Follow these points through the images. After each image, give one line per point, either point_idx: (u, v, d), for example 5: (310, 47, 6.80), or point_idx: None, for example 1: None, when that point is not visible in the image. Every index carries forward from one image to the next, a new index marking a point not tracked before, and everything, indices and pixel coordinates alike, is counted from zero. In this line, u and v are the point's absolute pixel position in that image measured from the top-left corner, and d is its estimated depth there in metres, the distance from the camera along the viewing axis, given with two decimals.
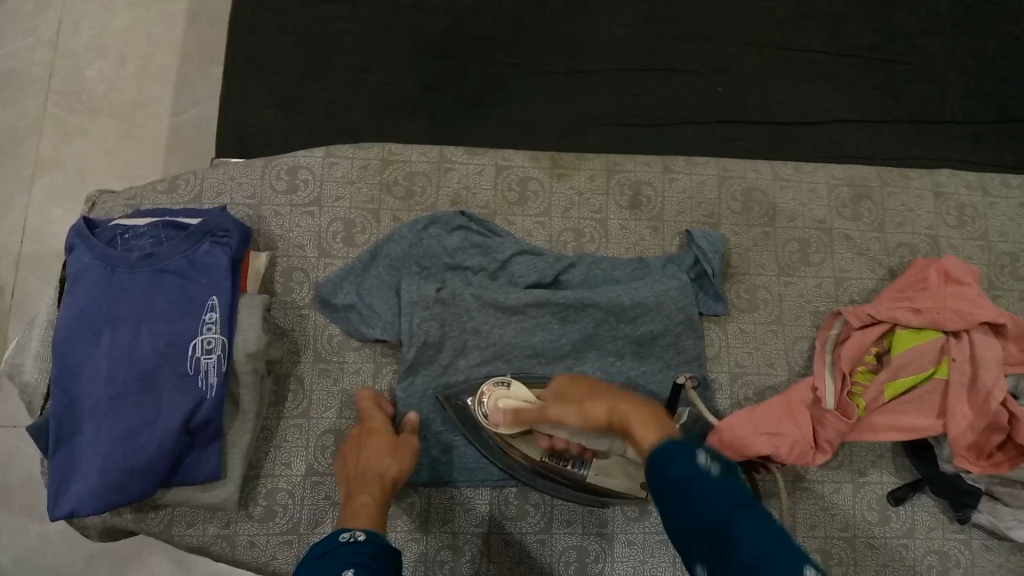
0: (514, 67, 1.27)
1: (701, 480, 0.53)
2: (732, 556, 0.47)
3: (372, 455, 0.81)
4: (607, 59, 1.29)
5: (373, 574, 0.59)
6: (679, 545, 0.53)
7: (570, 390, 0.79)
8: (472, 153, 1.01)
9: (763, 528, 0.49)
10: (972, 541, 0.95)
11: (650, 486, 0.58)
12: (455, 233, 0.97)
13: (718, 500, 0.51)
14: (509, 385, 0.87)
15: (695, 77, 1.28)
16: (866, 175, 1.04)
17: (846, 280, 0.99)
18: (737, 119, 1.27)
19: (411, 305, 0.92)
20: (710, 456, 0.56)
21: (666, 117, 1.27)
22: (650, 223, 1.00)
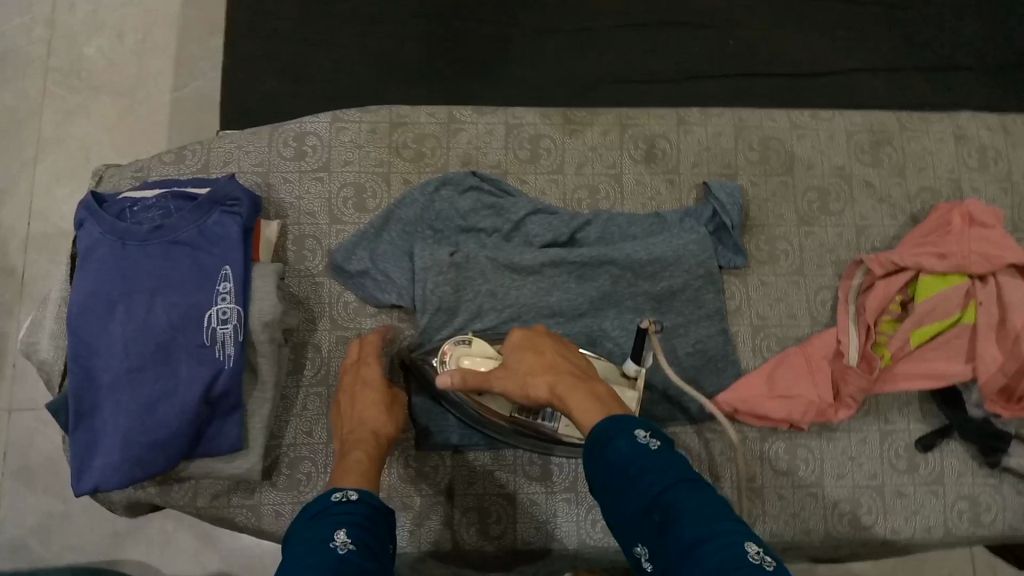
0: (519, 25, 1.24)
1: (640, 460, 0.57)
2: (672, 534, 0.51)
3: (358, 411, 0.83)
4: (614, 14, 1.26)
5: (364, 534, 0.61)
6: (622, 523, 0.58)
7: (523, 355, 0.75)
8: (481, 112, 0.99)
9: (699, 502, 0.53)
10: (1003, 486, 0.93)
11: (594, 464, 0.61)
12: (467, 194, 0.95)
13: (657, 478, 0.55)
14: (470, 343, 0.82)
15: (705, 29, 1.25)
16: (885, 120, 1.01)
17: (867, 228, 0.97)
18: (749, 71, 1.24)
19: (424, 270, 0.91)
20: (645, 431, 0.59)
21: (676, 72, 1.24)
22: (666, 177, 0.98)
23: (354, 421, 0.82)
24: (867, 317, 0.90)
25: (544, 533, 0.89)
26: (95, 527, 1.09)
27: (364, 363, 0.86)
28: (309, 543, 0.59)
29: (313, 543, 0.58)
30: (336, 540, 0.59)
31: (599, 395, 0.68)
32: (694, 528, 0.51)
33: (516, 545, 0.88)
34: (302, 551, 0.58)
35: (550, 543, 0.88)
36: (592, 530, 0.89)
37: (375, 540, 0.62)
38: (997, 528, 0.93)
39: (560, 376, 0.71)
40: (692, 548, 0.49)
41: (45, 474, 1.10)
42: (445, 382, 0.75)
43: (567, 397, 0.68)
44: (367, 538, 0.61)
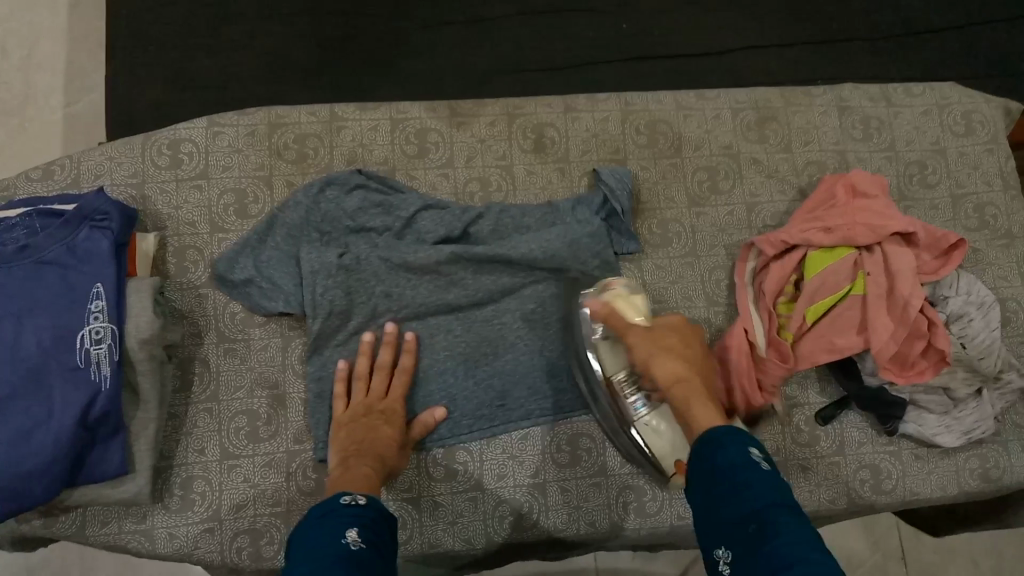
0: (412, 20, 1.22)
1: (746, 473, 0.59)
2: (767, 543, 0.52)
3: (376, 433, 0.82)
4: (508, 3, 1.25)
5: (372, 536, 0.62)
6: (712, 527, 0.59)
7: (671, 333, 0.82)
8: (364, 108, 0.97)
9: (800, 526, 0.53)
10: (900, 451, 0.96)
11: (701, 467, 0.64)
12: (354, 192, 0.93)
13: (762, 494, 0.56)
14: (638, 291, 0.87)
15: (598, 14, 1.25)
16: (770, 97, 1.02)
17: (757, 205, 0.98)
18: (644, 55, 1.24)
19: (313, 275, 0.88)
20: (759, 451, 0.62)
21: (572, 59, 1.23)
22: (557, 165, 0.98)
23: (359, 433, 0.82)
24: (767, 301, 0.91)
25: (450, 535, 0.87)
26: (0, 565, 1.05)
27: (401, 367, 0.88)
28: (321, 538, 0.59)
29: (325, 539, 0.59)
30: (347, 537, 0.60)
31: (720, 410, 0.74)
32: (790, 543, 0.51)
33: (422, 550, 0.86)
34: (323, 543, 0.59)
35: (457, 544, 0.87)
36: (499, 528, 0.88)
37: (381, 543, 0.63)
38: (898, 492, 0.94)
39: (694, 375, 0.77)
40: (788, 560, 0.50)
41: None
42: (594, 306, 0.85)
43: (692, 392, 0.74)
44: (374, 540, 0.62)
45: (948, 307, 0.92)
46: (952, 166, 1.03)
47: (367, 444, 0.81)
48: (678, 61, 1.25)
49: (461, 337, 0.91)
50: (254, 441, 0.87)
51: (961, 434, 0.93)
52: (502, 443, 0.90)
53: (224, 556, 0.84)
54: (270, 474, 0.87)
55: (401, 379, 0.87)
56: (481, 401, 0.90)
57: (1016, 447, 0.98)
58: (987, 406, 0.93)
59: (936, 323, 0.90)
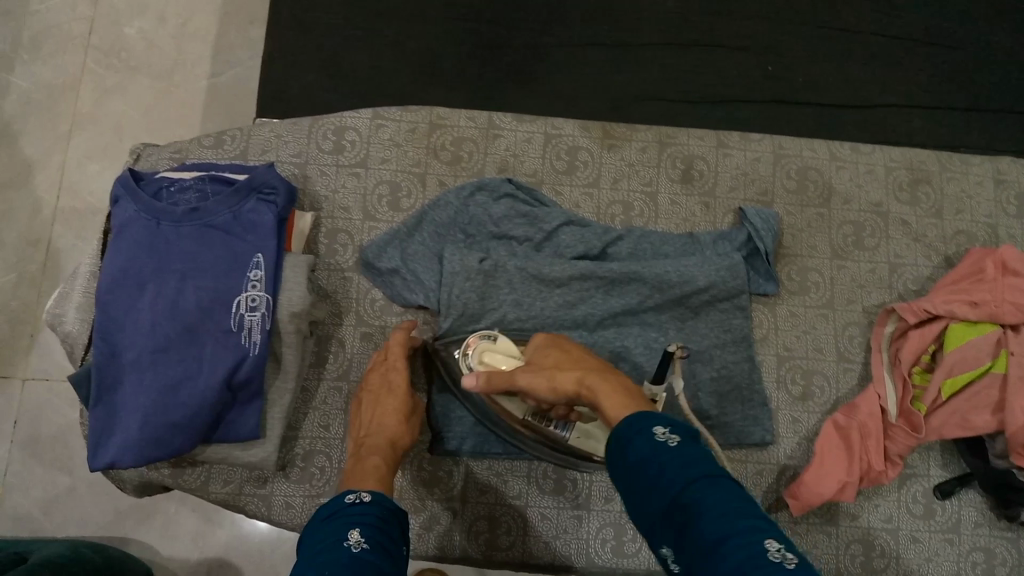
0: (560, 37, 1.26)
1: (660, 461, 0.52)
2: (695, 535, 0.47)
3: (375, 412, 0.81)
4: (656, 33, 1.27)
5: (378, 535, 0.59)
6: (647, 525, 0.53)
7: (547, 353, 0.75)
8: (521, 120, 0.99)
9: (720, 499, 0.48)
10: (1018, 539, 0.92)
11: (618, 466, 0.56)
12: (502, 201, 0.94)
13: (676, 475, 0.50)
14: (495, 341, 0.81)
15: (744, 54, 1.26)
16: (928, 158, 1.00)
17: (901, 267, 0.96)
18: (785, 100, 1.25)
19: (453, 275, 0.90)
20: (664, 427, 0.54)
21: (714, 94, 1.25)
22: (701, 199, 0.98)
23: (360, 415, 0.82)
24: (903, 369, 0.90)
25: (552, 548, 0.88)
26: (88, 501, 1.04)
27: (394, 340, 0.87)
28: (318, 546, 0.56)
29: (324, 543, 0.56)
30: (350, 539, 0.57)
31: (628, 388, 0.64)
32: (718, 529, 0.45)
33: (524, 559, 0.88)
34: (315, 549, 0.56)
35: (558, 559, 0.88)
36: (601, 550, 0.88)
37: (390, 542, 0.59)
38: None
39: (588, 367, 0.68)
40: (716, 551, 0.45)
41: (41, 452, 1.06)
42: (470, 383, 0.75)
43: (596, 385, 0.65)
44: (382, 539, 0.58)
45: None
46: None
47: (363, 419, 0.81)
48: (818, 110, 1.26)
49: None
50: None
51: None
52: None
53: None
54: None
55: (396, 350, 0.85)
56: None
57: None
58: None
59: None
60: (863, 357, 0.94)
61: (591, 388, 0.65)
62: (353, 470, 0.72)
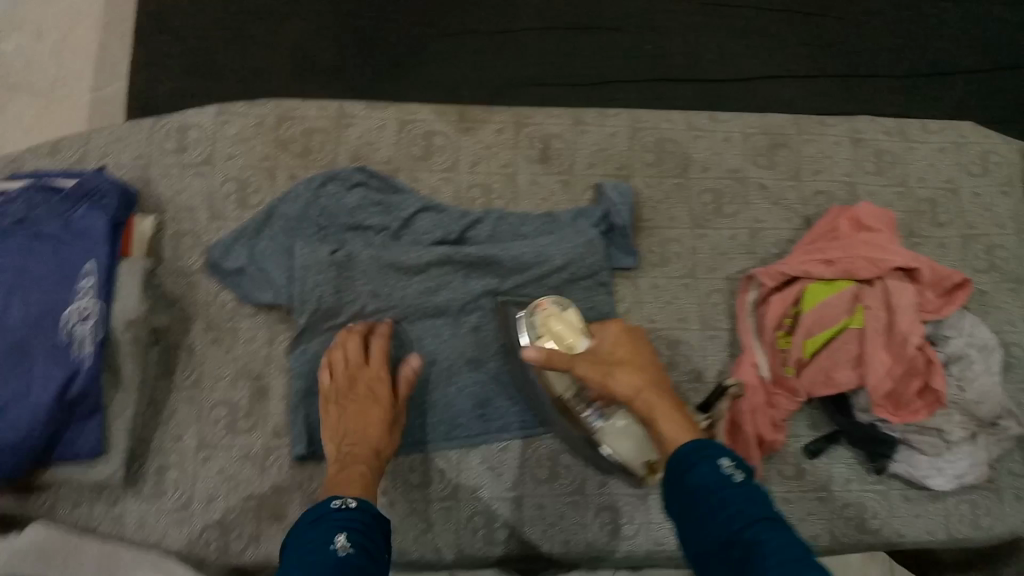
0: (437, 28, 1.23)
1: (723, 492, 0.60)
2: (753, 565, 0.55)
3: (361, 416, 0.81)
4: (536, 16, 1.26)
5: (362, 539, 0.62)
6: (699, 549, 0.61)
7: (616, 345, 0.79)
8: (373, 107, 0.96)
9: (778, 540, 0.56)
10: (888, 491, 0.92)
11: (677, 485, 0.65)
12: (354, 190, 0.91)
13: (739, 513, 0.59)
14: (565, 309, 0.83)
15: (624, 33, 1.26)
16: (786, 121, 1.00)
17: (760, 231, 0.96)
18: (667, 76, 1.26)
19: (304, 270, 0.86)
20: (730, 461, 0.63)
21: (598, 74, 1.25)
22: (561, 177, 0.96)
23: (347, 415, 0.82)
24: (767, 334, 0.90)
25: (422, 541, 0.84)
26: None
27: (380, 332, 0.87)
28: (310, 547, 0.59)
29: (314, 545, 0.59)
30: (336, 542, 0.60)
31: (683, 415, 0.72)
32: (780, 562, 0.54)
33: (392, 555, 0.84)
34: (306, 554, 0.59)
35: (428, 554, 0.84)
36: (472, 539, 0.85)
37: (375, 545, 0.63)
38: (883, 534, 0.91)
39: (650, 381, 0.75)
40: None
41: None
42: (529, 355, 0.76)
43: (659, 403, 0.73)
44: (366, 544, 0.62)
45: (948, 347, 0.92)
46: (963, 208, 1.00)
47: (345, 428, 0.81)
48: (701, 83, 1.26)
49: (448, 345, 0.89)
50: (233, 433, 0.86)
51: (952, 478, 0.90)
52: (482, 452, 0.88)
53: (190, 548, 0.83)
54: (245, 467, 0.85)
55: (378, 344, 0.86)
56: (461, 410, 0.88)
57: (1010, 493, 0.94)
58: (981, 451, 0.90)
59: (934, 361, 0.87)
60: (728, 323, 0.95)
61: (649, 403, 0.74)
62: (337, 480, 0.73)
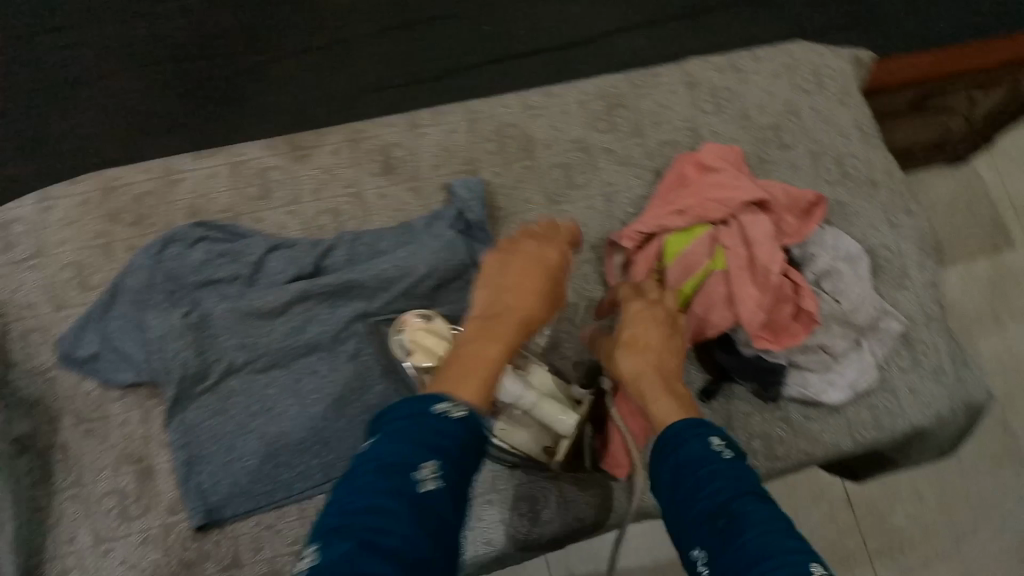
0: (276, 53, 1.22)
1: (714, 465, 0.66)
2: (741, 534, 0.60)
3: (523, 292, 0.83)
4: (368, 23, 1.25)
5: (451, 469, 0.60)
6: (682, 525, 0.66)
7: (649, 317, 0.84)
8: (200, 157, 0.93)
9: (765, 515, 0.61)
10: (789, 416, 0.93)
11: (664, 459, 0.70)
12: (196, 246, 0.89)
13: (728, 489, 0.64)
14: (431, 319, 0.82)
15: (460, 22, 1.27)
16: (616, 81, 1.01)
17: (614, 193, 0.96)
18: (509, 55, 1.26)
19: (160, 339, 0.84)
20: (720, 439, 0.69)
21: (441, 67, 1.25)
22: (408, 184, 0.95)
23: (517, 280, 0.83)
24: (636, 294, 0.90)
25: None
26: None
27: (530, 236, 0.88)
28: (396, 469, 0.57)
29: (396, 470, 0.57)
30: (422, 469, 0.58)
31: (681, 397, 0.77)
32: (763, 534, 0.59)
33: None
34: (390, 467, 0.57)
35: None
36: None
37: (457, 474, 0.61)
38: (792, 458, 0.92)
39: (655, 365, 0.80)
40: (758, 558, 0.57)
41: None
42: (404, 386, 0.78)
43: (656, 387, 0.78)
44: (451, 475, 0.60)
45: (816, 264, 0.93)
46: (806, 125, 1.01)
47: (507, 294, 0.82)
48: (545, 55, 1.27)
49: (329, 380, 0.87)
50: (127, 520, 0.82)
51: (845, 388, 0.92)
52: None
53: None
54: (147, 552, 0.82)
55: (543, 240, 0.88)
56: (356, 440, 0.86)
57: (905, 390, 0.95)
58: (866, 356, 0.93)
59: (801, 285, 0.88)
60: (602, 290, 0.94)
61: (652, 386, 0.78)
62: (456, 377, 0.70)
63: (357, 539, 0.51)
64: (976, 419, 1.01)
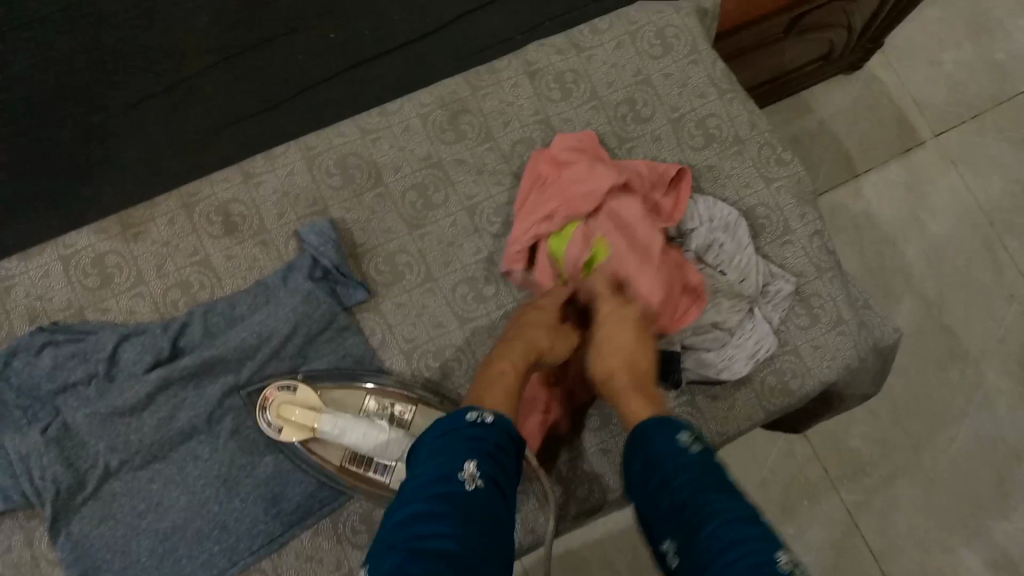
0: (106, 107, 1.02)
1: (682, 455, 0.61)
2: (705, 530, 0.55)
3: (534, 316, 0.83)
4: (203, 53, 1.06)
5: (494, 470, 0.58)
6: (653, 522, 0.61)
7: (611, 315, 0.81)
8: (27, 257, 0.88)
9: (735, 507, 0.56)
10: (694, 399, 0.90)
11: (634, 451, 0.66)
12: (43, 353, 0.84)
13: (696, 479, 0.59)
14: (294, 390, 0.83)
15: (302, 28, 1.08)
16: (453, 89, 0.98)
17: (476, 205, 0.94)
18: (367, 57, 1.09)
19: (22, 461, 0.79)
20: (689, 431, 0.64)
21: (292, 87, 1.06)
22: (257, 240, 0.91)
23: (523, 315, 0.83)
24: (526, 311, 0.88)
25: None
26: None
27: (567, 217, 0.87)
28: (434, 475, 0.56)
29: (439, 475, 0.56)
30: (465, 472, 0.56)
31: (650, 394, 0.73)
32: (729, 527, 0.54)
33: None
34: (431, 477, 0.55)
35: None
36: None
37: (503, 477, 0.59)
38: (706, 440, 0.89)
39: (629, 362, 0.77)
40: (725, 549, 0.53)
41: None
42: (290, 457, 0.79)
43: (624, 383, 0.75)
44: (498, 477, 0.58)
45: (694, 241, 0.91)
46: (661, 93, 0.99)
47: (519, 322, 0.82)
48: (406, 48, 1.10)
49: (212, 461, 0.82)
50: None
51: (747, 359, 0.87)
52: (293, 549, 0.81)
53: None
54: None
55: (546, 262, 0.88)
56: (255, 518, 0.81)
57: (807, 347, 0.92)
58: (761, 324, 0.89)
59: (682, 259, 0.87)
60: (482, 307, 0.90)
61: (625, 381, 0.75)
62: (483, 389, 0.72)
63: (406, 548, 0.49)
64: (887, 355, 0.99)
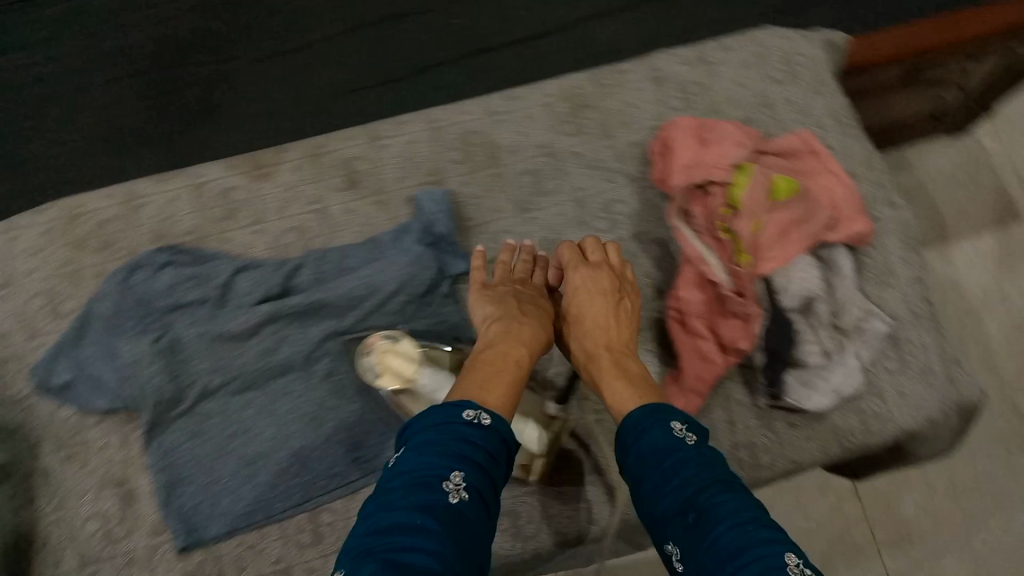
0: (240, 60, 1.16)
1: (683, 451, 0.63)
2: (710, 530, 0.56)
3: (528, 301, 0.83)
4: (333, 23, 1.18)
5: (479, 480, 0.58)
6: (655, 522, 0.62)
7: (591, 303, 0.82)
8: (161, 181, 0.95)
9: (736, 506, 0.58)
10: (774, 424, 0.90)
11: (628, 452, 0.67)
12: (163, 270, 0.89)
13: (697, 477, 0.61)
14: (398, 340, 0.84)
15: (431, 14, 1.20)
16: (578, 85, 1.01)
17: (585, 198, 0.96)
18: (483, 48, 1.20)
19: (133, 364, 0.84)
20: (681, 424, 0.66)
21: (411, 65, 1.18)
22: (374, 198, 0.95)
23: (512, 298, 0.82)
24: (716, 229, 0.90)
25: None
26: None
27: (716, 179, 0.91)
28: (412, 481, 0.56)
29: (417, 481, 0.56)
30: (451, 480, 0.56)
31: (636, 380, 0.75)
32: (735, 528, 0.55)
33: None
34: (415, 480, 0.56)
35: None
36: None
37: (489, 483, 0.59)
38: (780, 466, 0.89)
39: (620, 351, 0.79)
40: (737, 550, 0.54)
41: None
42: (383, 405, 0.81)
43: (607, 369, 0.77)
44: (483, 487, 0.58)
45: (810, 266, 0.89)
46: (780, 117, 1.01)
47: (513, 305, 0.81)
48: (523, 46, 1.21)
49: (303, 398, 0.86)
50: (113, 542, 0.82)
51: (829, 395, 0.88)
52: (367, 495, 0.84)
53: None
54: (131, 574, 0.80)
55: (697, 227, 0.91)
56: (334, 458, 0.84)
57: (894, 393, 0.91)
58: (851, 360, 0.89)
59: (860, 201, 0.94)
60: None
61: (610, 373, 0.76)
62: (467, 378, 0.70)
63: (382, 558, 0.50)
64: (973, 416, 0.97)
